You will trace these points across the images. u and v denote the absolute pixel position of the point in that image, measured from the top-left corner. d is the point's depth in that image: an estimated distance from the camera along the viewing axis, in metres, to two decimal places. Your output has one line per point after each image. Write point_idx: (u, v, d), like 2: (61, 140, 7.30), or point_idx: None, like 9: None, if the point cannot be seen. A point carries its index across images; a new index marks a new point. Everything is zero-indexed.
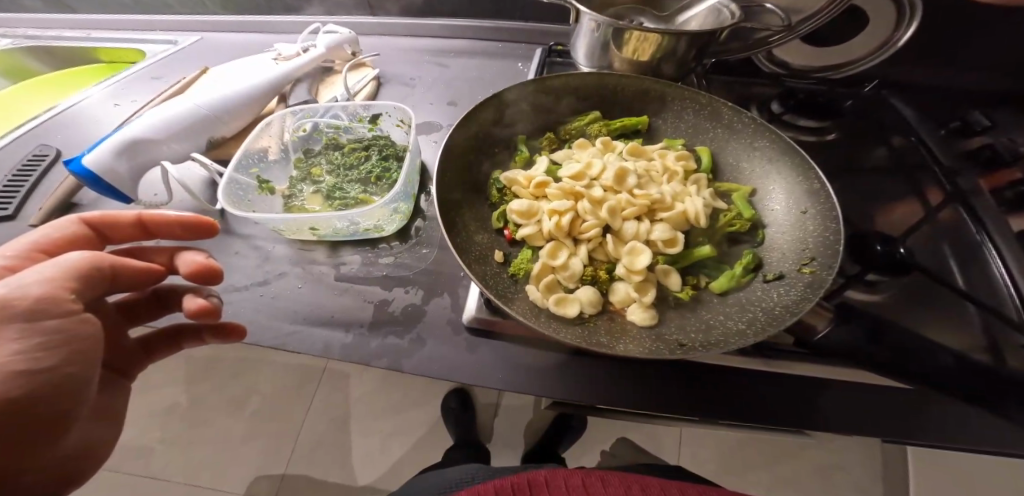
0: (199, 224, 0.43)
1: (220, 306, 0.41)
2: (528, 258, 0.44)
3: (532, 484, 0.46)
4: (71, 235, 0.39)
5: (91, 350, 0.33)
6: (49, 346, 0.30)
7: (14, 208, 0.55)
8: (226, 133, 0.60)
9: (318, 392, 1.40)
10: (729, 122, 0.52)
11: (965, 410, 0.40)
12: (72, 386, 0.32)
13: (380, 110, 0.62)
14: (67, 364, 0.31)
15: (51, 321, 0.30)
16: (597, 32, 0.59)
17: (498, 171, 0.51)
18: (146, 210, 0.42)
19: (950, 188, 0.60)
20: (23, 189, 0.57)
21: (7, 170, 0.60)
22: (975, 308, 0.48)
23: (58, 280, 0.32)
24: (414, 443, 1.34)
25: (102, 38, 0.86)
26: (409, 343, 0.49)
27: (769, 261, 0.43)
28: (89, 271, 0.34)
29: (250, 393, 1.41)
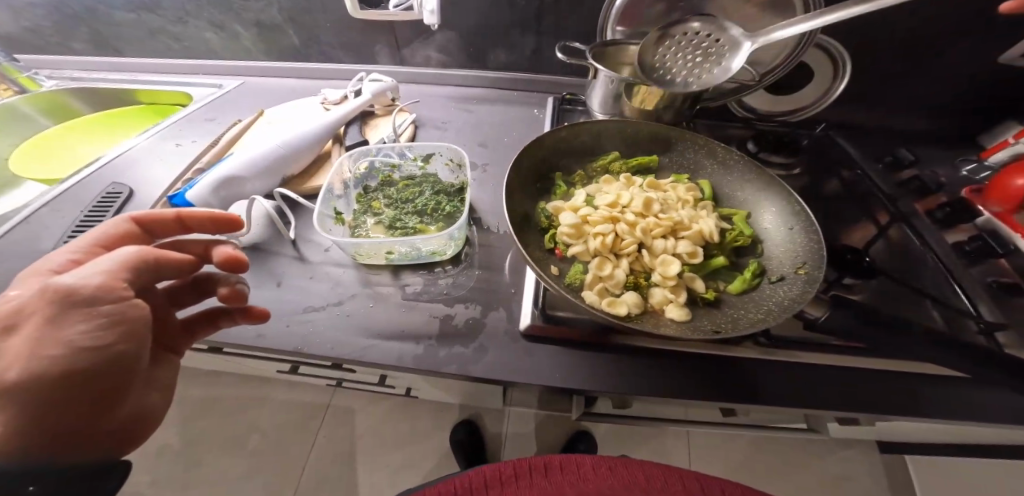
0: (227, 221, 0.47)
1: (245, 292, 0.45)
2: (581, 270, 0.53)
3: (549, 466, 0.55)
4: (124, 232, 0.43)
5: (145, 331, 0.36)
6: (106, 327, 0.34)
7: None
8: (294, 171, 0.67)
9: (322, 428, 1.40)
10: (724, 159, 0.65)
11: (924, 381, 0.52)
12: (129, 360, 0.36)
13: (431, 151, 0.71)
14: (122, 344, 0.35)
15: (106, 306, 0.34)
16: (611, 85, 0.72)
17: (543, 202, 0.61)
18: (183, 208, 0.45)
19: (894, 211, 0.75)
20: None
21: (81, 207, 0.65)
22: (931, 301, 0.61)
23: (112, 272, 0.36)
24: (423, 476, 1.34)
25: (145, 82, 0.91)
26: (474, 351, 0.57)
27: (770, 267, 0.55)
28: (137, 262, 0.38)
29: (253, 427, 1.39)
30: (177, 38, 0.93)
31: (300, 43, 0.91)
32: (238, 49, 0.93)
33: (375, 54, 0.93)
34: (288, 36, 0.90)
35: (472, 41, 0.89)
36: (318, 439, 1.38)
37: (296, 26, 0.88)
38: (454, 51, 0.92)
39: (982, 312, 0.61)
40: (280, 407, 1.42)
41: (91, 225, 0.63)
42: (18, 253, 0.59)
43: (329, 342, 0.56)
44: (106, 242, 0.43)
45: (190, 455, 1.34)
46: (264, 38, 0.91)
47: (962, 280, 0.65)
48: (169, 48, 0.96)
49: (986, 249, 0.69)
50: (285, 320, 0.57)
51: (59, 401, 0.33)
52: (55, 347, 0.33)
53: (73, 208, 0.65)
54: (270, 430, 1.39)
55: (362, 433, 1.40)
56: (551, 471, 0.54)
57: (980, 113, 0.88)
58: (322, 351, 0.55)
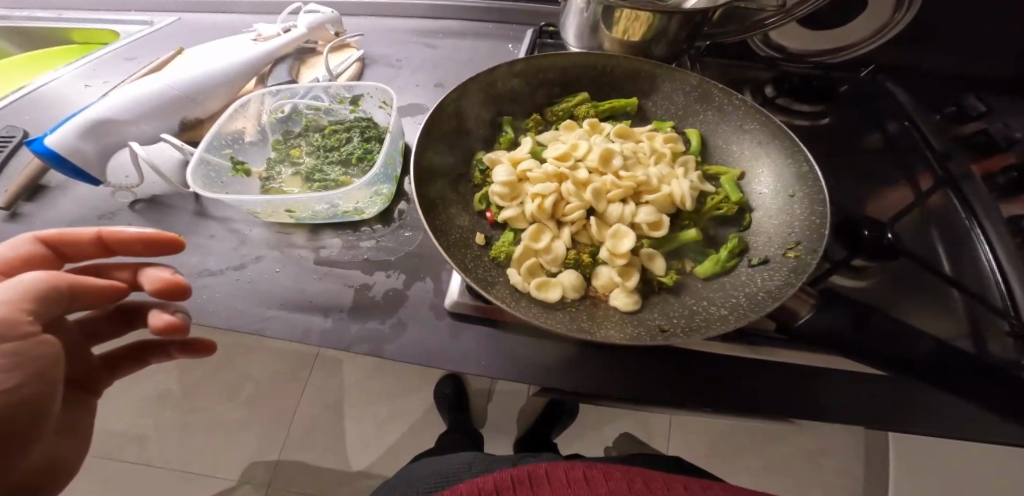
0: (163, 241, 0.40)
1: (188, 322, 0.40)
2: (510, 240, 0.43)
3: (531, 478, 0.42)
4: (27, 255, 0.37)
5: (52, 370, 0.30)
6: (8, 368, 0.28)
7: None
8: (200, 115, 0.58)
9: (312, 377, 1.38)
10: (719, 103, 0.51)
11: (947, 394, 0.40)
12: (34, 407, 0.30)
13: (363, 92, 0.60)
14: (25, 387, 0.29)
15: (5, 345, 0.27)
16: (587, 11, 0.57)
17: (482, 152, 0.49)
18: (105, 224, 0.38)
19: (943, 174, 0.59)
20: None
21: None
22: (959, 293, 0.47)
23: (11, 303, 0.29)
24: (407, 432, 1.34)
25: (73, 19, 0.83)
26: (390, 328, 0.48)
27: (755, 244, 0.42)
28: (46, 292, 0.31)
29: (244, 375, 1.39)
30: None
31: None
32: None
33: None
34: None
35: None
36: (304, 394, 1.37)
37: None
38: None
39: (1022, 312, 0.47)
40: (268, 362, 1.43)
41: None
42: None
43: (222, 310, 0.48)
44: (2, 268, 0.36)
45: (184, 403, 1.37)
46: None
47: (1009, 268, 0.50)
48: None
49: None
50: None
51: None
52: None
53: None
54: (256, 381, 1.38)
55: (348, 385, 1.37)
56: (534, 484, 0.42)
57: None
58: (212, 319, 0.48)
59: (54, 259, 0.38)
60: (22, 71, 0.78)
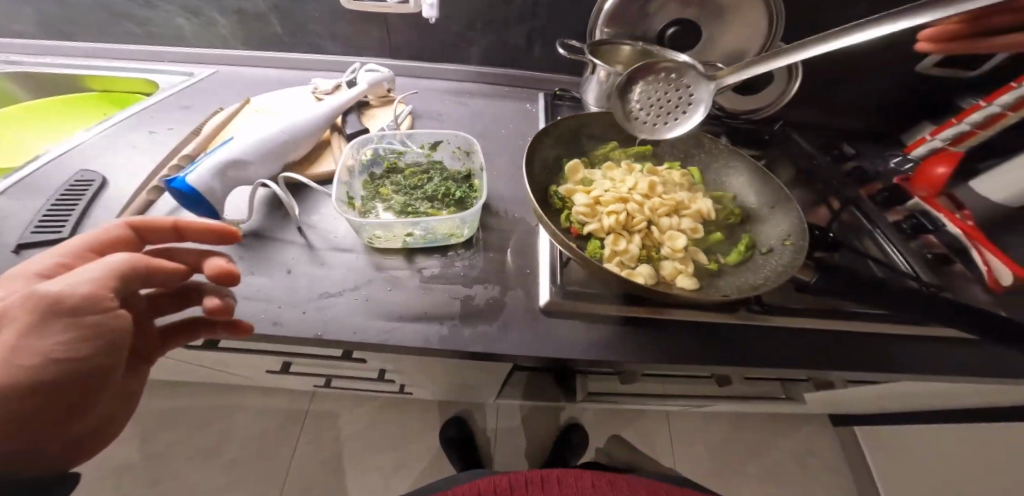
0: (225, 233, 0.45)
1: (234, 307, 0.43)
2: (598, 246, 0.57)
3: (544, 481, 0.60)
4: (115, 236, 0.42)
5: (124, 343, 0.35)
6: (85, 338, 0.32)
7: (69, 230, 0.57)
8: (296, 157, 0.67)
9: (304, 432, 1.30)
10: (710, 149, 0.71)
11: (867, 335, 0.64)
12: (103, 372, 0.34)
13: (440, 139, 0.72)
14: (100, 356, 0.34)
15: (88, 317, 0.32)
16: (608, 80, 0.77)
17: (554, 186, 0.63)
18: (182, 217, 0.45)
19: (845, 196, 0.85)
20: (75, 214, 0.58)
21: (48, 195, 0.61)
22: (880, 268, 0.72)
23: (100, 280, 0.34)
24: (415, 478, 1.27)
25: (103, 68, 0.88)
26: (497, 330, 0.57)
27: (760, 240, 0.62)
28: (127, 271, 0.36)
29: (226, 437, 1.26)
30: (142, 23, 0.90)
31: (283, 32, 0.91)
32: (213, 36, 0.91)
33: (365, 44, 0.94)
34: (271, 25, 0.90)
35: (463, 38, 0.94)
36: (297, 451, 1.27)
37: (280, 15, 0.88)
38: (446, 46, 0.95)
39: (920, 274, 0.73)
40: (254, 417, 1.30)
41: (60, 213, 0.58)
42: None
43: (350, 328, 0.54)
44: (98, 246, 0.41)
45: (151, 473, 1.18)
46: (244, 26, 0.90)
47: (905, 251, 0.76)
48: (136, 33, 0.91)
49: (917, 226, 0.80)
50: (299, 306, 0.55)
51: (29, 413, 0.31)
52: (31, 360, 0.30)
53: (35, 197, 0.61)
54: (244, 440, 1.27)
55: (346, 437, 1.31)
56: (546, 485, 0.59)
57: (893, 112, 1.05)
58: (345, 335, 0.53)
59: (137, 242, 0.44)
60: (58, 123, 0.83)
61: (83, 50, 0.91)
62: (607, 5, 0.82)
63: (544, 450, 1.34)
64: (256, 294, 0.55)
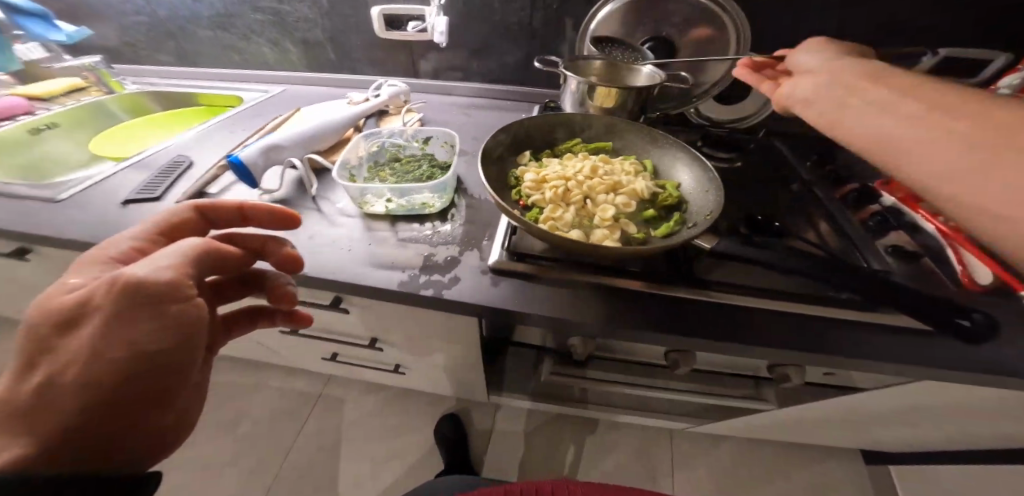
0: (287, 217, 0.54)
1: (297, 292, 0.52)
2: (537, 213, 0.68)
3: (539, 494, 0.63)
4: (184, 219, 0.47)
5: (199, 330, 0.38)
6: (167, 326, 0.36)
7: (161, 192, 0.80)
8: (321, 146, 0.87)
9: (312, 415, 1.47)
10: (663, 143, 0.80)
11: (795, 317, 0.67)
12: (174, 365, 0.37)
13: (431, 135, 0.90)
14: (179, 346, 0.37)
15: (170, 303, 0.35)
16: (578, 89, 0.88)
17: (513, 169, 0.76)
18: (248, 200, 0.52)
19: (812, 198, 0.89)
20: (167, 182, 0.82)
21: (154, 170, 0.87)
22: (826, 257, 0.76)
23: (179, 266, 0.37)
24: (408, 465, 1.37)
25: (208, 88, 1.18)
26: (449, 280, 0.69)
27: (691, 218, 0.69)
28: (200, 258, 0.40)
29: (241, 416, 1.46)
30: (240, 52, 1.19)
31: (334, 57, 1.15)
32: (287, 61, 1.18)
33: (395, 66, 1.15)
34: (326, 52, 1.14)
35: (472, 60, 1.12)
36: (300, 436, 1.42)
37: (333, 43, 1.12)
38: (459, 67, 1.13)
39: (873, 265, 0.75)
40: (271, 396, 1.51)
41: (158, 182, 0.83)
42: (102, 201, 0.78)
43: (333, 268, 0.69)
44: (168, 229, 0.46)
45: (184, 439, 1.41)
46: (307, 53, 1.16)
47: (862, 245, 0.78)
48: (236, 60, 1.21)
49: (881, 223, 0.82)
50: (301, 251, 0.72)
51: (113, 401, 0.34)
52: (117, 351, 0.34)
53: (146, 171, 0.87)
54: (257, 420, 1.46)
55: (348, 424, 1.45)
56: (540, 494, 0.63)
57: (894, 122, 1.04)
58: (329, 273, 0.68)
59: (201, 224, 0.49)
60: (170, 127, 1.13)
61: (198, 75, 1.23)
62: (592, 26, 0.98)
63: (533, 454, 1.38)
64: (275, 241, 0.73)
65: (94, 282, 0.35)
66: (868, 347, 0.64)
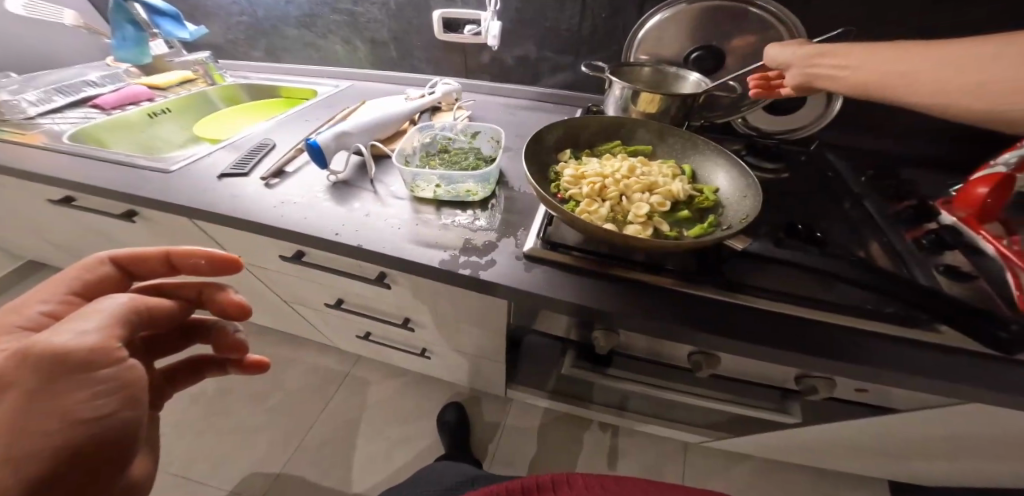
0: (223, 261, 0.52)
1: (244, 342, 0.58)
2: (573, 206, 0.72)
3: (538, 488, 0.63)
4: (102, 275, 0.49)
5: (138, 392, 0.42)
6: (105, 393, 0.40)
7: (249, 169, 0.92)
8: (382, 136, 0.96)
9: (338, 392, 1.57)
10: (702, 148, 0.81)
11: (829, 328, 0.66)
12: (126, 431, 0.41)
13: (479, 130, 0.96)
14: (123, 410, 0.41)
15: (103, 372, 0.39)
16: (622, 94, 0.92)
17: (554, 164, 0.81)
18: (172, 248, 0.52)
19: (861, 212, 0.86)
20: (254, 161, 0.95)
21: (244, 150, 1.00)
22: (868, 271, 0.74)
23: (104, 334, 0.40)
24: (418, 452, 1.42)
25: (287, 81, 1.33)
26: (486, 262, 0.74)
27: (726, 221, 0.70)
28: (125, 319, 0.43)
29: (274, 387, 1.58)
30: (318, 49, 1.32)
31: (398, 56, 1.25)
32: (356, 58, 1.30)
33: (451, 67, 1.24)
34: (391, 51, 1.25)
35: (521, 64, 1.18)
36: (324, 411, 1.51)
37: (398, 43, 1.22)
38: (509, 70, 1.20)
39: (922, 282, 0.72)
40: (303, 371, 1.63)
41: (247, 160, 0.95)
42: (200, 173, 0.92)
43: (384, 244, 0.77)
44: (83, 288, 0.48)
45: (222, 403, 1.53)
46: (374, 52, 1.27)
47: (909, 263, 0.75)
48: (314, 56, 1.34)
49: (939, 242, 0.77)
50: (357, 226, 0.80)
51: (71, 473, 0.38)
52: (51, 419, 0.37)
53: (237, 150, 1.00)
54: (287, 392, 1.57)
55: (369, 404, 1.54)
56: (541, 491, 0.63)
57: (958, 143, 0.99)
58: (380, 247, 0.76)
59: (124, 279, 0.51)
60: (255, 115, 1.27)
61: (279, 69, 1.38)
62: (641, 33, 1.00)
63: (545, 454, 1.40)
64: (333, 215, 0.82)
65: (4, 358, 0.38)
66: (900, 361, 0.63)
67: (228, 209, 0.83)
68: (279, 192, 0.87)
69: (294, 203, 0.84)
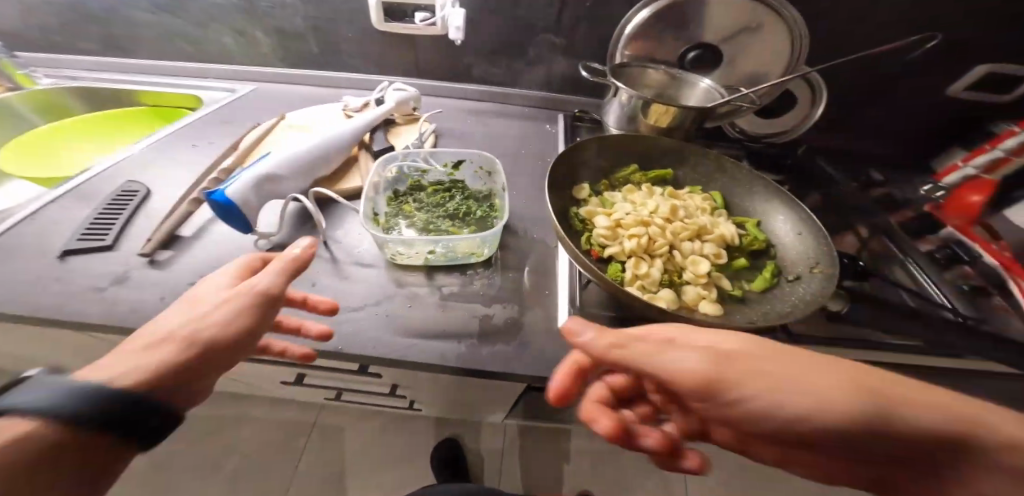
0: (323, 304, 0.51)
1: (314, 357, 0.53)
2: (619, 269, 0.57)
3: None
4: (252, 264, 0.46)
5: (233, 358, 0.41)
6: (204, 347, 0.38)
7: (112, 238, 0.59)
8: (324, 173, 0.69)
9: (308, 445, 1.19)
10: (732, 172, 0.70)
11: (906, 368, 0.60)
12: (189, 393, 0.38)
13: (463, 158, 0.73)
14: (209, 376, 0.39)
15: (239, 328, 0.40)
16: (629, 103, 0.76)
17: (574, 207, 0.64)
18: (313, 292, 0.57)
19: (871, 224, 0.84)
20: (120, 223, 0.61)
21: (95, 203, 0.65)
22: (907, 294, 0.70)
23: (279, 279, 0.42)
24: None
25: (150, 84, 0.94)
26: (516, 349, 0.56)
27: (787, 266, 0.61)
28: (291, 269, 0.43)
29: (227, 450, 1.16)
30: (193, 41, 0.95)
31: (317, 51, 0.95)
32: (254, 53, 0.96)
33: (394, 65, 0.97)
34: (307, 44, 0.94)
35: (485, 61, 0.96)
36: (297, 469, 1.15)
37: (316, 34, 0.92)
38: (469, 68, 0.97)
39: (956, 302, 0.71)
40: (249, 425, 1.20)
41: (106, 222, 0.62)
42: (20, 254, 0.56)
43: (367, 344, 0.54)
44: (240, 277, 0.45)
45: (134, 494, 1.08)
46: (282, 45, 0.94)
47: (939, 281, 0.74)
48: (187, 51, 0.97)
49: (953, 256, 0.78)
50: (324, 318, 0.56)
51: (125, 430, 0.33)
52: (182, 351, 0.37)
53: (85, 203, 0.65)
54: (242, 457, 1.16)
55: (351, 452, 1.19)
56: None
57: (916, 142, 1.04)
58: (364, 350, 0.54)
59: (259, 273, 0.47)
60: (107, 137, 0.89)
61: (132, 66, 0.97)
62: (632, 28, 0.84)
63: None
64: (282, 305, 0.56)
65: (179, 319, 0.39)
66: None
67: (94, 313, 0.51)
68: (180, 274, 0.57)
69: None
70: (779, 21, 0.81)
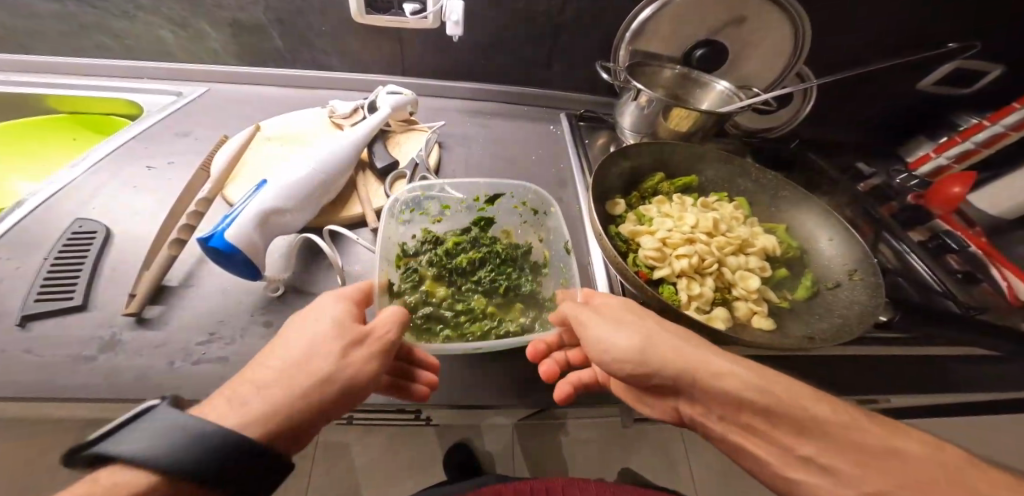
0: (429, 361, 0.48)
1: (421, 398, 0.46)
2: (672, 291, 0.54)
3: None
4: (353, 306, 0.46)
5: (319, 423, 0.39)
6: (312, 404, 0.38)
7: (80, 294, 0.49)
8: (329, 199, 0.60)
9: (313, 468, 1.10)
10: (757, 178, 0.69)
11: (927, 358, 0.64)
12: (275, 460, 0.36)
13: (504, 191, 0.65)
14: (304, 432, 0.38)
15: (355, 366, 0.40)
16: (648, 106, 0.72)
17: (613, 226, 0.61)
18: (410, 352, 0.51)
19: (869, 217, 0.87)
20: (85, 271, 0.51)
21: (42, 248, 0.53)
22: (906, 282, 0.75)
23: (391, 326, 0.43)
24: None
25: (73, 87, 0.77)
26: None
27: (824, 274, 0.61)
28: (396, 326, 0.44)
29: None
30: (119, 35, 0.78)
31: (284, 47, 0.82)
32: (203, 49, 0.81)
33: (376, 61, 0.86)
34: (270, 38, 0.80)
35: (478, 56, 0.87)
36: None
37: (280, 26, 0.78)
38: (461, 64, 0.88)
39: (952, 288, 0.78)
40: None
41: (64, 272, 0.50)
42: None
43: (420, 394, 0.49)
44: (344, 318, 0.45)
45: None
46: (239, 40, 0.80)
47: (934, 269, 0.79)
48: (112, 46, 0.80)
49: (943, 246, 0.83)
50: None
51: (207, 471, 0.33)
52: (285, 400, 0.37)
53: (29, 249, 0.53)
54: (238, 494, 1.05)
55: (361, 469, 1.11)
56: None
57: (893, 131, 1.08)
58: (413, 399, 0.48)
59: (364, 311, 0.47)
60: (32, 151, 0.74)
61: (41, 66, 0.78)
62: (635, 26, 0.77)
63: None
64: None
65: (308, 348, 0.40)
66: (984, 381, 0.64)
67: (88, 392, 0.42)
68: (183, 332, 0.48)
69: (228, 348, 0.47)
70: (782, 15, 0.77)
